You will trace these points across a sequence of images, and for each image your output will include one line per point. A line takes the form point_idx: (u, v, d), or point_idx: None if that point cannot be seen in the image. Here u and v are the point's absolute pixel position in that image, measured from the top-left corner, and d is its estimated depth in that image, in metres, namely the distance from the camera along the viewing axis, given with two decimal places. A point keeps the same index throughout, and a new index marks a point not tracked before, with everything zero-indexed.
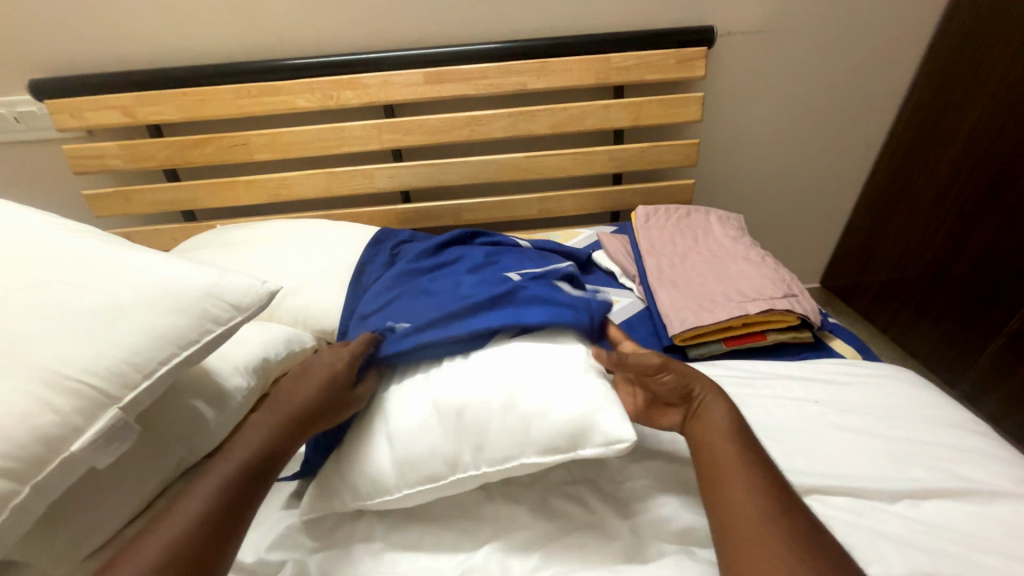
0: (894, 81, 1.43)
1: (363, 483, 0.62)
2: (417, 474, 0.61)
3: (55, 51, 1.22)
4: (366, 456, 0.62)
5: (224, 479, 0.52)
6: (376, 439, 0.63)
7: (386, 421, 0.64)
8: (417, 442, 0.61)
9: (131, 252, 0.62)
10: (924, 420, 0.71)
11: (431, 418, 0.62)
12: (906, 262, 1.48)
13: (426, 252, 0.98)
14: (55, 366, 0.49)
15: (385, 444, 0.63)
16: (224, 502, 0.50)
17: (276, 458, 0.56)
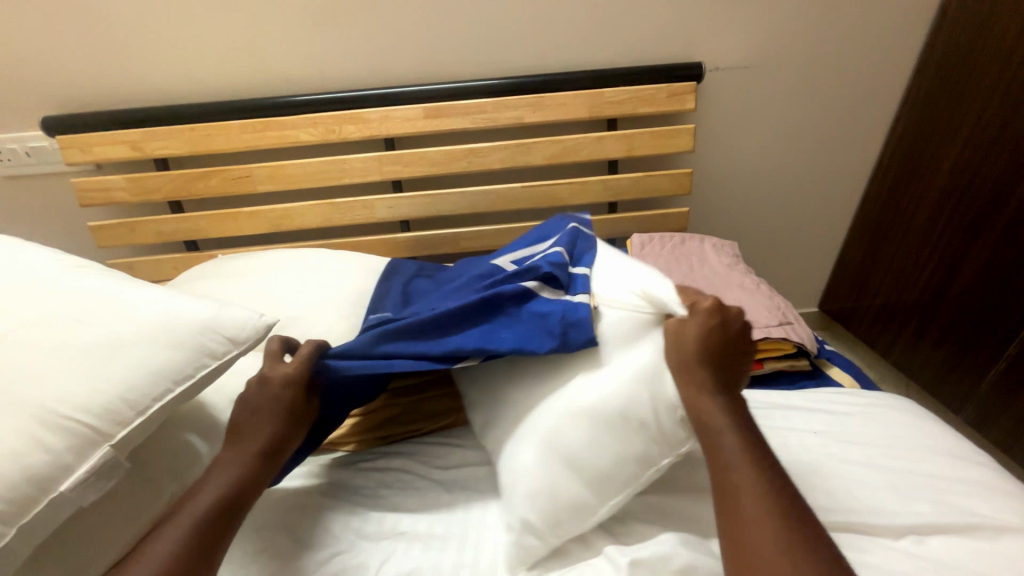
0: (879, 112, 1.48)
1: (562, 518, 0.60)
2: (612, 489, 0.60)
3: (70, 91, 1.27)
4: (551, 494, 0.59)
5: (196, 515, 0.53)
6: (535, 474, 0.60)
7: (536, 453, 0.61)
8: (591, 460, 0.59)
9: (131, 285, 0.62)
10: (925, 450, 0.70)
11: (595, 432, 0.59)
12: (901, 287, 1.49)
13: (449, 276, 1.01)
14: (50, 403, 0.50)
15: (562, 467, 0.60)
16: (198, 538, 0.51)
17: (249, 488, 0.57)
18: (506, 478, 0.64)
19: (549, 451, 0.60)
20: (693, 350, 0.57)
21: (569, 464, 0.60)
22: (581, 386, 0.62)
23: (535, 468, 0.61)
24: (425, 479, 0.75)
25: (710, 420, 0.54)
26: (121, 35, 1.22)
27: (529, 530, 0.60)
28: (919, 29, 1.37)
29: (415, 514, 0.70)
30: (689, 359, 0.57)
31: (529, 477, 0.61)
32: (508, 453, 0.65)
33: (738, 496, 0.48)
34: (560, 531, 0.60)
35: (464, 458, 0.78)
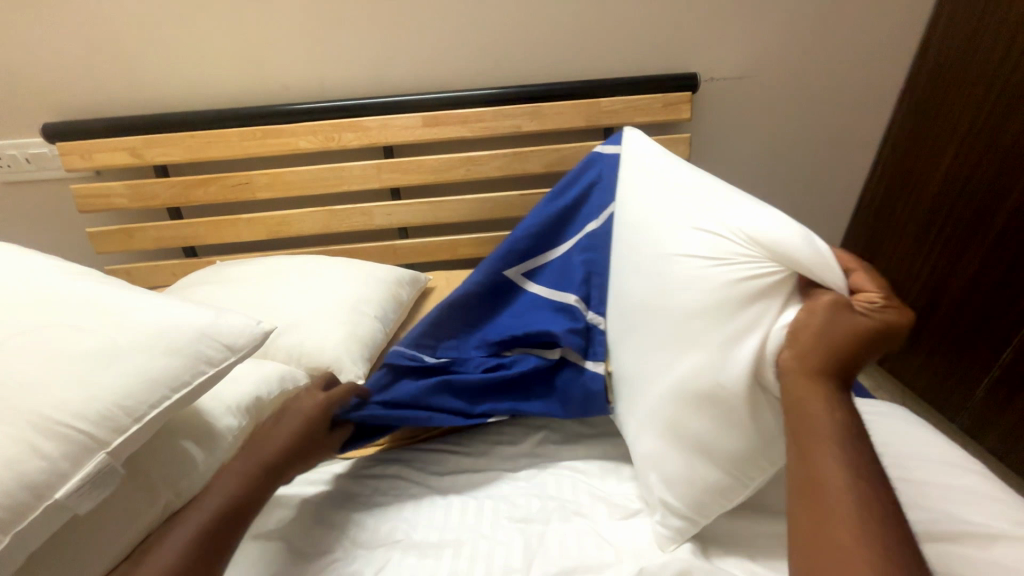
0: (871, 123, 1.50)
1: (703, 500, 0.64)
2: (753, 466, 0.61)
3: (70, 98, 1.28)
4: (687, 476, 0.64)
5: (204, 517, 0.56)
6: (668, 452, 0.66)
7: (665, 430, 0.66)
8: (717, 445, 0.62)
9: (129, 292, 0.63)
10: (918, 458, 0.71)
11: (716, 419, 0.61)
12: (894, 294, 1.50)
13: None
14: (46, 410, 0.50)
15: (693, 451, 0.64)
16: (205, 537, 0.55)
17: (259, 494, 0.61)
18: (640, 457, 0.69)
19: (676, 435, 0.65)
20: (828, 346, 0.53)
21: (698, 449, 0.63)
22: (695, 365, 0.62)
23: (668, 446, 0.66)
24: (420, 485, 0.75)
25: (812, 414, 0.51)
26: (124, 43, 1.24)
27: (662, 507, 0.66)
28: (908, 42, 1.40)
29: (414, 521, 0.70)
30: (811, 348, 0.54)
31: (662, 454, 0.66)
32: (637, 428, 0.70)
33: (830, 492, 0.46)
34: (705, 509, 0.64)
35: (461, 466, 0.78)
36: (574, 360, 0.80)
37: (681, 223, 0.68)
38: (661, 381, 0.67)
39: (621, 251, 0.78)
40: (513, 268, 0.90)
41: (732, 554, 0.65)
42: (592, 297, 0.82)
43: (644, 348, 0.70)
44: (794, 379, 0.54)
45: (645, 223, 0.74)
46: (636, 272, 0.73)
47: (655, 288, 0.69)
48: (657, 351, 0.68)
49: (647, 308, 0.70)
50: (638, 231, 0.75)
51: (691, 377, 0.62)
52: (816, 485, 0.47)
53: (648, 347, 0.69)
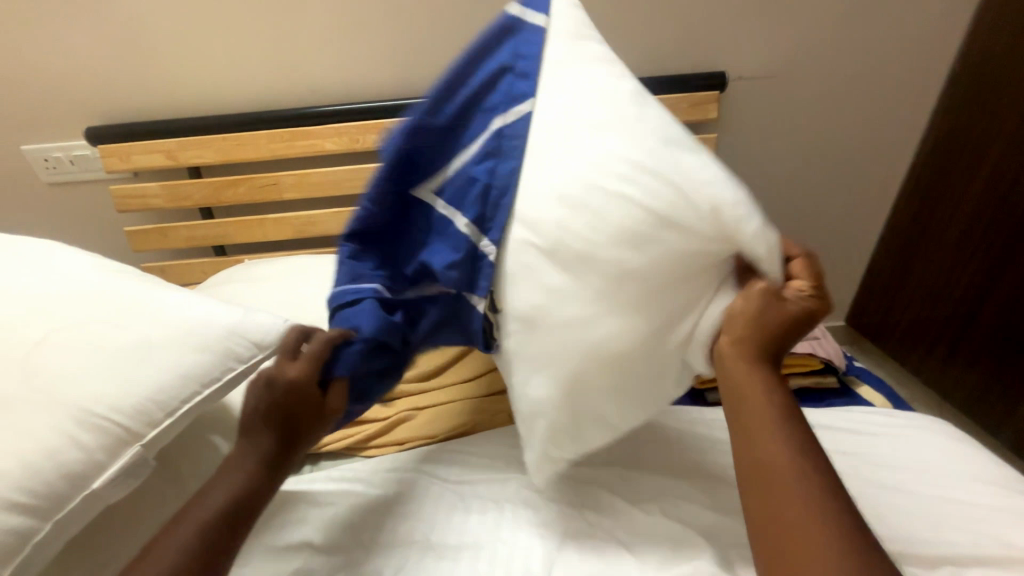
0: (910, 121, 1.44)
1: (573, 443, 0.62)
2: (648, 400, 0.61)
3: (111, 102, 1.33)
4: (566, 429, 0.61)
5: (198, 518, 0.52)
6: (563, 396, 0.58)
7: (564, 372, 0.57)
8: (609, 400, 0.59)
9: (162, 289, 0.64)
10: (959, 475, 0.67)
11: (614, 377, 0.57)
12: (933, 301, 1.43)
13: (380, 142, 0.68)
14: (85, 403, 0.52)
15: (583, 407, 0.59)
16: (201, 541, 0.51)
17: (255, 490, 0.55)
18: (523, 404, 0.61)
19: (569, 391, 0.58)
20: (757, 333, 0.55)
21: (589, 408, 0.59)
22: (620, 309, 0.55)
23: (561, 387, 0.58)
24: (440, 484, 0.75)
25: (751, 402, 0.53)
26: (161, 50, 1.29)
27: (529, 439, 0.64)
28: (952, 36, 1.33)
29: (432, 524, 0.69)
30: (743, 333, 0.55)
31: (552, 397, 0.58)
32: (518, 372, 0.61)
33: (782, 486, 0.48)
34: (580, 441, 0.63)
35: (479, 468, 0.77)
36: (464, 296, 0.63)
37: (622, 140, 0.55)
38: (570, 323, 0.56)
39: (527, 161, 0.59)
40: (425, 183, 0.63)
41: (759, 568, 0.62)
42: (491, 216, 0.60)
43: (546, 282, 0.56)
44: (735, 366, 0.55)
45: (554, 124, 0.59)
46: (550, 192, 0.56)
47: (567, 214, 0.55)
48: (570, 290, 0.56)
49: (553, 233, 0.56)
50: (556, 137, 0.58)
51: (616, 322, 0.55)
52: (766, 476, 0.49)
53: (556, 280, 0.56)
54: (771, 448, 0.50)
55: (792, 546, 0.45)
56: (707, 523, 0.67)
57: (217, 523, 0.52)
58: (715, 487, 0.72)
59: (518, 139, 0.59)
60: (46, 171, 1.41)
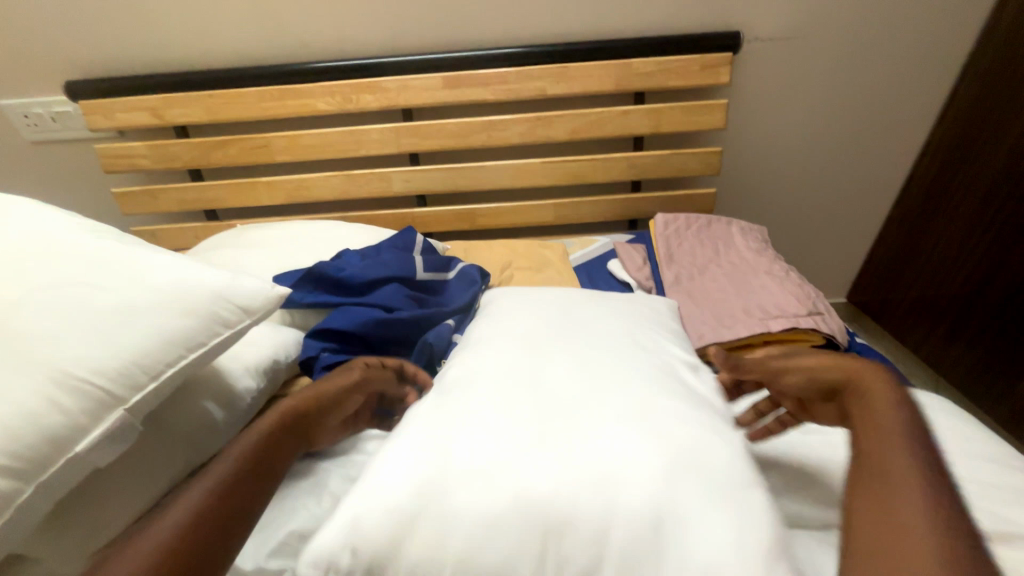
0: (932, 88, 1.36)
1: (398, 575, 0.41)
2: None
3: (89, 55, 1.26)
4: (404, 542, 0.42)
5: (200, 494, 0.41)
6: (446, 546, 0.41)
7: (473, 531, 0.42)
8: (483, 552, 0.41)
9: (144, 252, 0.61)
10: (960, 451, 0.65)
11: (506, 513, 0.42)
12: (941, 278, 1.41)
13: (356, 284, 0.92)
14: (65, 364, 0.48)
15: (431, 537, 0.42)
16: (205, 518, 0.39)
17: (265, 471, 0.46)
18: (387, 484, 0.44)
19: (440, 496, 0.43)
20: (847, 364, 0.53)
21: (440, 534, 0.42)
22: (573, 499, 0.43)
23: (444, 528, 0.42)
24: None
25: (869, 434, 0.45)
26: None
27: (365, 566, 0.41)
28: None
29: None
30: (877, 382, 0.49)
31: (439, 539, 0.42)
32: (397, 458, 0.47)
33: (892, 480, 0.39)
34: None
35: None
36: None
37: (591, 352, 0.59)
38: (496, 472, 0.45)
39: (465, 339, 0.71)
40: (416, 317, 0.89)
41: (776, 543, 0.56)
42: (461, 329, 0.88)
43: (485, 420, 0.50)
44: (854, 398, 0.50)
45: (531, 338, 0.63)
46: (483, 355, 0.61)
47: (511, 364, 0.57)
48: (518, 436, 0.47)
49: (503, 393, 0.53)
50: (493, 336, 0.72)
51: (559, 504, 0.42)
52: (877, 487, 0.39)
53: (494, 402, 0.52)
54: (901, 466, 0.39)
55: (895, 532, 0.35)
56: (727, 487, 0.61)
57: (226, 497, 0.42)
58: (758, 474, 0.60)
59: (466, 293, 0.98)
60: (28, 128, 1.35)
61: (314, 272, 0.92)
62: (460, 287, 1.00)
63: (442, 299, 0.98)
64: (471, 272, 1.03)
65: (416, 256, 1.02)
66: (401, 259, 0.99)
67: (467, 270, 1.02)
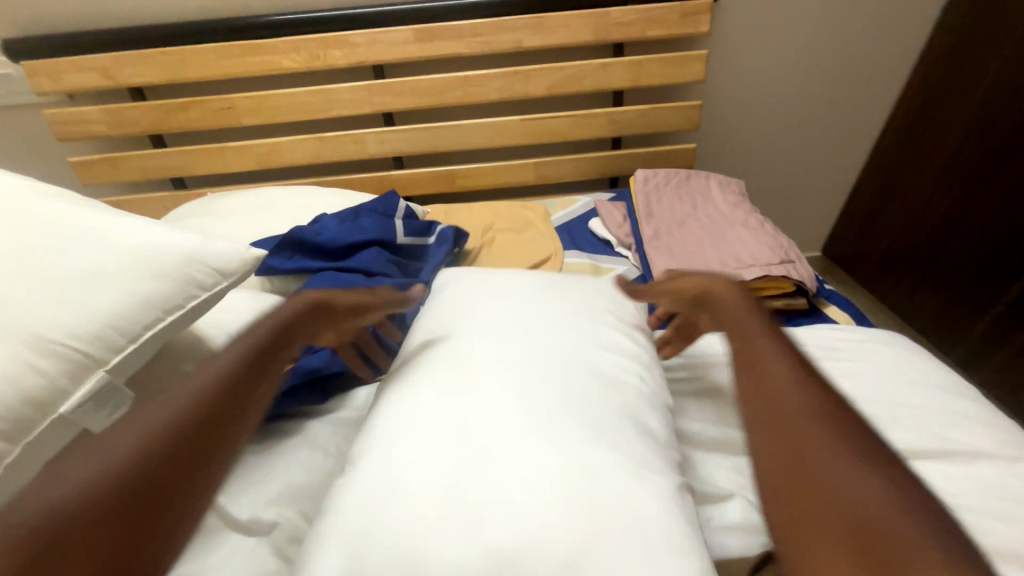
0: (910, 35, 1.35)
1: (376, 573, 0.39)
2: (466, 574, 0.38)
3: (26, 10, 1.16)
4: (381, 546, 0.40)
5: (149, 427, 0.35)
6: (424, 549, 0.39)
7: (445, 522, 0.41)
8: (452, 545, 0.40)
9: (109, 215, 0.59)
10: (915, 382, 0.69)
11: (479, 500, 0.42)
12: (911, 227, 1.45)
13: (334, 250, 0.91)
14: (36, 328, 0.47)
15: (410, 529, 0.41)
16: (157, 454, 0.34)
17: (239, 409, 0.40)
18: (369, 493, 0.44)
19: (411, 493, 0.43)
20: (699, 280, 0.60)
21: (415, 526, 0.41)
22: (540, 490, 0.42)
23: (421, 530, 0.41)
24: None
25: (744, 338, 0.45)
26: None
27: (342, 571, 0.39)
28: None
29: None
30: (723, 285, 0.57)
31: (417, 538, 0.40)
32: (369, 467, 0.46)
33: (786, 393, 0.37)
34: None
35: None
36: None
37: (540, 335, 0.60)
38: (439, 474, 0.44)
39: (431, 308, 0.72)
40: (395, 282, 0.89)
41: None
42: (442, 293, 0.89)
43: (427, 425, 0.49)
44: (728, 301, 0.53)
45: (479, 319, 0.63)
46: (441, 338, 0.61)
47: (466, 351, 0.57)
48: (463, 425, 0.48)
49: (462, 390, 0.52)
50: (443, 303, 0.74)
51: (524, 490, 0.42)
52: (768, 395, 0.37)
53: (453, 396, 0.52)
54: (783, 370, 0.39)
55: (792, 422, 0.35)
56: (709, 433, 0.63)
57: (188, 431, 0.36)
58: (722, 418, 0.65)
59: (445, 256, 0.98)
60: None
61: (292, 237, 0.91)
62: (439, 250, 1.00)
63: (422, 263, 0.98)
64: (450, 235, 1.03)
65: (396, 220, 1.01)
66: (381, 223, 0.98)
67: (445, 232, 1.02)
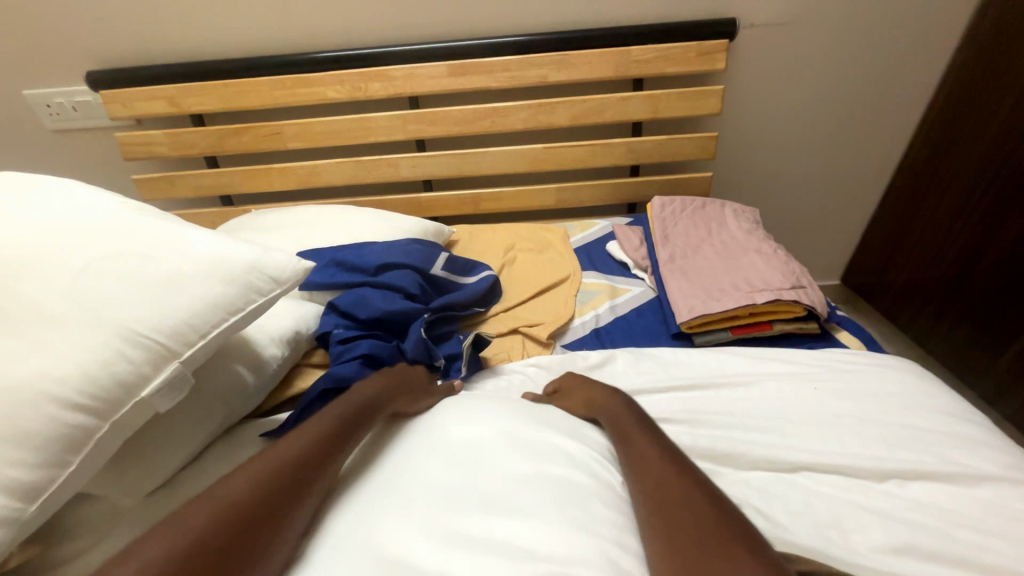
0: (922, 72, 1.40)
1: None
2: None
3: (108, 46, 1.32)
4: None
5: (231, 493, 0.45)
6: None
7: None
8: None
9: (182, 227, 0.67)
10: (921, 405, 0.70)
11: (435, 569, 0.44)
12: (929, 259, 1.46)
13: (361, 268, 0.99)
14: (127, 322, 0.54)
15: None
16: (248, 511, 0.43)
17: (305, 481, 0.49)
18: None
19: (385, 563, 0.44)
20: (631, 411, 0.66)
21: None
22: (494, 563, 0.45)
23: None
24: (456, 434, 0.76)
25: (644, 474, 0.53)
26: None
27: None
28: None
29: None
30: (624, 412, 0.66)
31: None
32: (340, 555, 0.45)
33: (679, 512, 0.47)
34: None
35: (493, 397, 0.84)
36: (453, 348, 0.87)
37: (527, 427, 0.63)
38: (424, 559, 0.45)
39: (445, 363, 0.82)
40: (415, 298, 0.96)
41: (760, 476, 0.64)
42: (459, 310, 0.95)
43: (418, 508, 0.50)
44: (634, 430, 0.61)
45: (482, 410, 0.65)
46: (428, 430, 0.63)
47: (453, 438, 0.60)
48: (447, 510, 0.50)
49: (440, 477, 0.54)
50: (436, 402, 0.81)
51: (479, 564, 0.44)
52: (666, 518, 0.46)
53: (436, 480, 0.54)
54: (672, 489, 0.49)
55: (690, 541, 0.43)
56: (706, 444, 0.67)
57: (256, 503, 0.44)
58: (732, 433, 0.70)
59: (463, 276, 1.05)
60: (51, 118, 1.41)
61: (341, 254, 1.01)
62: (458, 270, 1.07)
63: (442, 280, 1.04)
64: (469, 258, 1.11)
65: (441, 254, 1.07)
66: (425, 252, 1.04)
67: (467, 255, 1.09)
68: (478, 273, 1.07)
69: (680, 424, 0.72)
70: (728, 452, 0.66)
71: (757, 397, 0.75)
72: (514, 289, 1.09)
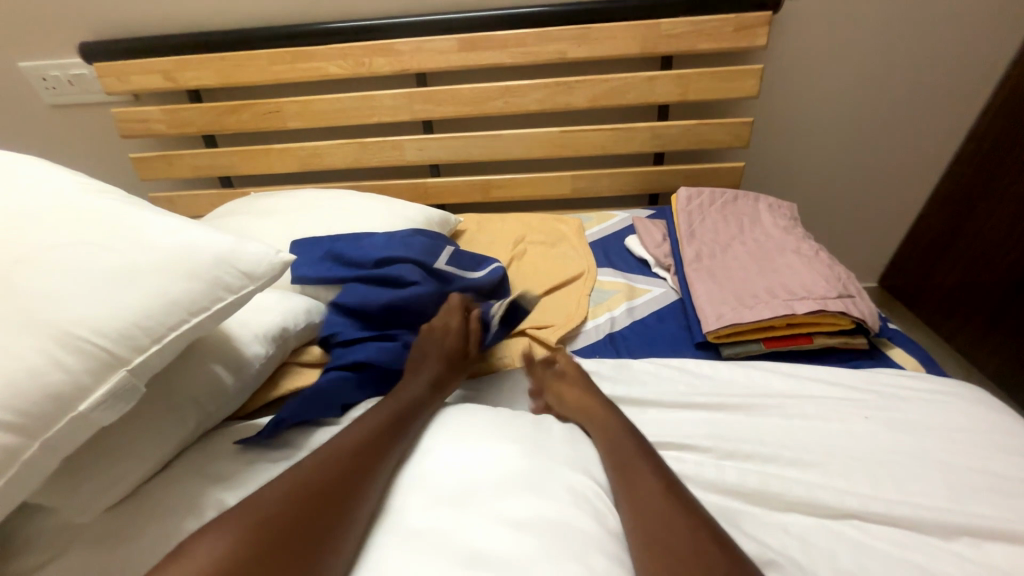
0: (993, 52, 1.23)
1: None
2: None
3: (101, 15, 1.24)
4: None
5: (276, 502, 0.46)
6: None
7: None
8: None
9: (148, 213, 0.60)
10: (996, 448, 0.60)
11: None
12: (984, 265, 1.32)
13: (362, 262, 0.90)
14: (68, 323, 0.48)
15: None
16: (288, 521, 0.45)
17: (348, 490, 0.49)
18: None
19: None
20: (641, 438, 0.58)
21: None
22: None
23: None
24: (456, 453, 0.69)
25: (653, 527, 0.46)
26: None
27: None
28: None
29: None
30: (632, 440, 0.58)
31: None
32: None
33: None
34: None
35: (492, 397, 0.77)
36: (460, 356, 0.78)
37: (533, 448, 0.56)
38: None
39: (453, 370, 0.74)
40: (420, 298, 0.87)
41: (797, 522, 0.55)
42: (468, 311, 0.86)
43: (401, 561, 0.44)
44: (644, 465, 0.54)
45: (476, 429, 0.58)
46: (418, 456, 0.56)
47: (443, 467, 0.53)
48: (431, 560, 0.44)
49: (431, 520, 0.48)
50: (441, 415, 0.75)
51: None
52: None
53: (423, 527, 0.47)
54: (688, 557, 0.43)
55: None
56: (735, 481, 0.58)
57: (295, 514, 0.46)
58: (765, 467, 0.60)
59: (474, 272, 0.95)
60: (47, 91, 1.35)
61: (339, 246, 0.92)
62: (468, 265, 0.97)
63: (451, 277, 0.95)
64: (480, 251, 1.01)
65: (447, 247, 0.97)
66: (429, 245, 0.95)
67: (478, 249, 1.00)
68: (490, 267, 0.97)
69: (704, 453, 0.62)
70: (760, 490, 0.57)
71: (795, 424, 0.65)
72: (522, 286, 1.00)
